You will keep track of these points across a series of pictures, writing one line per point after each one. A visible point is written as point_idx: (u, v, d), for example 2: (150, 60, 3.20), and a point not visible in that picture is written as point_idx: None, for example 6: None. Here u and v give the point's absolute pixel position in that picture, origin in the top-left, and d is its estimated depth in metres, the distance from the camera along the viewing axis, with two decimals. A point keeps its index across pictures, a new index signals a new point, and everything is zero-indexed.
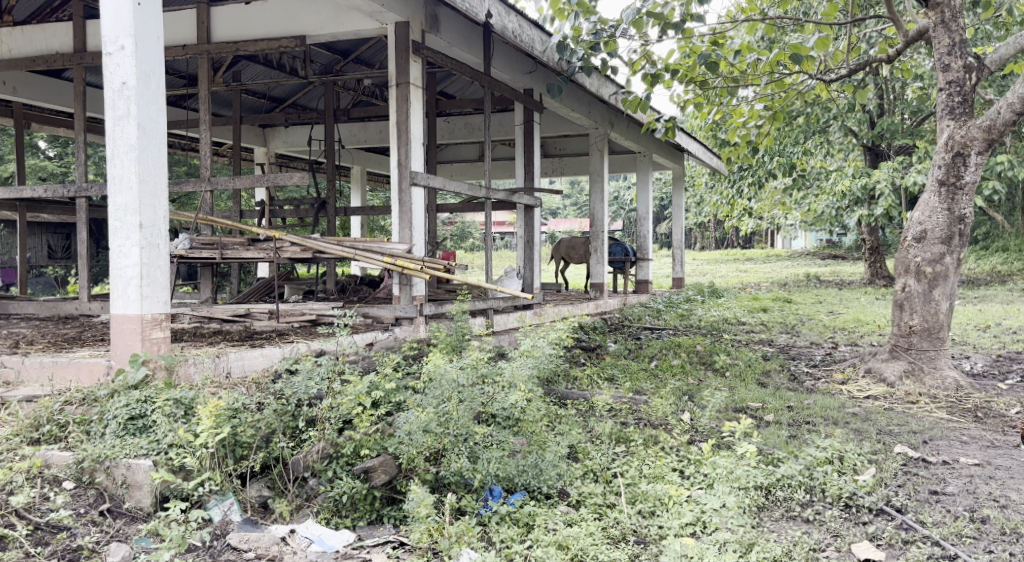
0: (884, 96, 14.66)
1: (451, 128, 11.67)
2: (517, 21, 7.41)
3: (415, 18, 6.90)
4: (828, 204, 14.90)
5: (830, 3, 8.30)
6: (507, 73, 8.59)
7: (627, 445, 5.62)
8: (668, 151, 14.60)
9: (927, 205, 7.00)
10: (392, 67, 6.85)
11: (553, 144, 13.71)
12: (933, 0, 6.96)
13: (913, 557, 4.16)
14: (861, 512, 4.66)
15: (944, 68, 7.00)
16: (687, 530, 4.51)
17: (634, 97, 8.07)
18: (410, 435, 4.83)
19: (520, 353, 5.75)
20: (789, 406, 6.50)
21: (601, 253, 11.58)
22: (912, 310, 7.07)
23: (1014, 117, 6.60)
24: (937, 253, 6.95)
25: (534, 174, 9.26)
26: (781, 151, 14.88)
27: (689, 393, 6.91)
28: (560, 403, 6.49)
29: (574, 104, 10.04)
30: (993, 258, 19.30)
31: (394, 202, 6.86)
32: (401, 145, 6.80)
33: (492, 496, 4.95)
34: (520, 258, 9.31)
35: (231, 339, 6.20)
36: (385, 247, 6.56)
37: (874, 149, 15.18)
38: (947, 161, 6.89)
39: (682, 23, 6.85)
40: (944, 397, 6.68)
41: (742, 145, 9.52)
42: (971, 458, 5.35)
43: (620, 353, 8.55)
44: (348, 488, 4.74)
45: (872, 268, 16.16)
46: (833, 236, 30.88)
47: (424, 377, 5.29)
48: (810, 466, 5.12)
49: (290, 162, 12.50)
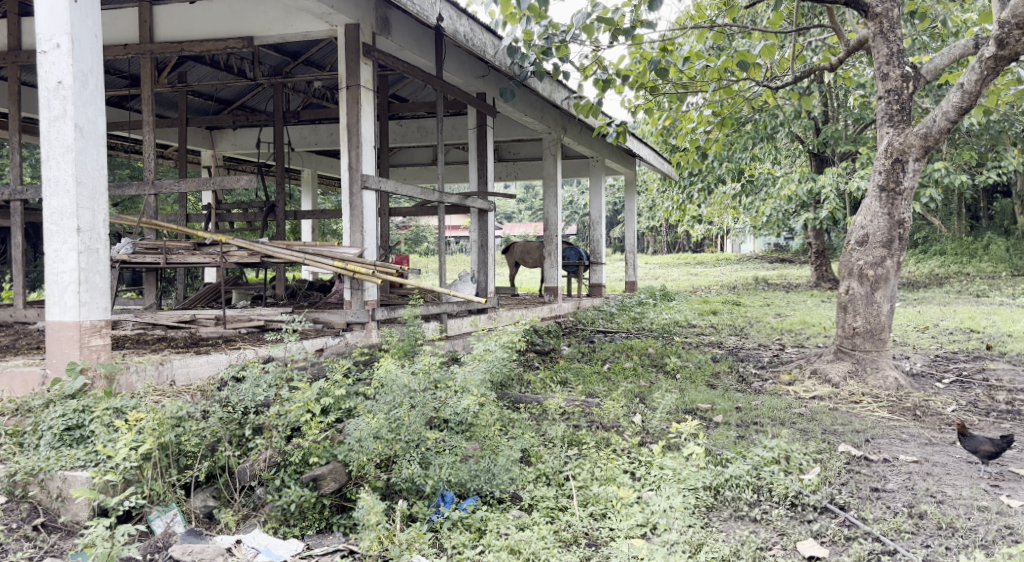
0: (828, 103, 15.01)
1: (404, 131, 11.61)
2: (469, 24, 7.41)
3: (366, 20, 6.85)
4: (775, 208, 15.17)
5: (776, 11, 8.48)
6: (460, 77, 8.59)
7: (579, 448, 5.65)
8: (620, 156, 14.72)
9: (869, 210, 7.17)
10: (342, 69, 6.79)
11: (506, 149, 13.73)
12: (872, 11, 7.15)
13: (855, 553, 4.25)
14: (806, 511, 4.75)
15: (882, 77, 7.19)
16: (638, 532, 4.55)
17: (586, 102, 8.14)
18: (360, 442, 4.77)
19: (473, 357, 5.71)
20: (737, 407, 6.60)
21: (555, 257, 11.62)
22: (855, 312, 7.24)
23: (949, 126, 6.82)
24: (878, 257, 7.13)
25: (486, 179, 9.25)
26: (730, 157, 15.09)
27: (640, 395, 6.98)
28: (513, 407, 6.49)
29: (527, 109, 10.09)
30: (932, 260, 19.88)
31: (345, 205, 6.80)
32: (351, 148, 6.75)
33: (444, 502, 4.93)
34: (474, 262, 9.29)
35: (176, 346, 6.05)
36: (335, 251, 6.49)
37: (820, 155, 15.53)
38: (887, 167, 7.07)
39: (632, 29, 6.92)
40: (885, 397, 6.85)
41: (691, 151, 9.66)
42: (910, 455, 5.49)
43: (574, 356, 8.59)
44: (297, 497, 4.64)
45: (817, 271, 16.52)
46: (781, 239, 31.53)
47: (375, 384, 5.25)
48: (757, 466, 5.20)
49: (239, 165, 12.31)
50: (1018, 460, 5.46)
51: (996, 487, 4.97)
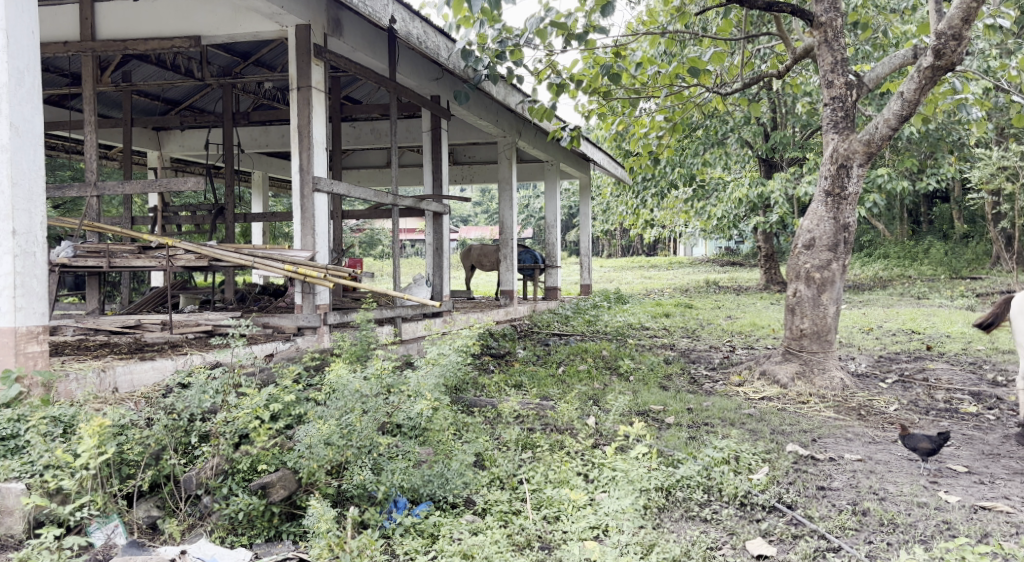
0: (776, 110, 15.28)
1: (357, 133, 11.50)
2: (421, 27, 7.37)
3: (317, 21, 6.79)
4: (726, 211, 15.38)
5: (725, 19, 8.61)
6: (413, 79, 8.55)
7: (533, 451, 5.66)
8: (575, 160, 14.78)
9: (815, 214, 7.32)
10: (293, 70, 6.72)
11: (461, 152, 13.71)
12: (817, 21, 7.31)
13: (802, 551, 4.32)
14: (755, 510, 4.82)
15: (827, 85, 7.35)
16: (588, 534, 4.56)
17: (540, 107, 8.18)
18: (311, 449, 4.72)
19: (426, 361, 5.66)
20: (689, 408, 6.68)
21: (511, 261, 11.64)
22: (803, 314, 7.36)
23: (891, 132, 6.98)
24: (824, 260, 7.28)
25: (441, 182, 9.21)
26: (682, 163, 15.56)
27: (593, 397, 7.02)
28: (467, 411, 6.47)
29: (482, 112, 10.08)
30: (875, 264, 20.33)
31: (295, 208, 6.72)
32: (302, 150, 6.68)
33: (396, 508, 4.90)
34: (428, 265, 9.23)
35: (119, 352, 5.90)
36: (286, 254, 6.41)
37: (768, 161, 15.78)
38: (832, 172, 7.23)
39: (585, 34, 6.96)
40: (831, 397, 7.00)
41: (644, 155, 9.77)
42: (854, 454, 5.62)
43: (528, 359, 8.59)
44: (245, 505, 4.60)
45: (766, 274, 16.80)
46: (732, 243, 32.00)
47: (326, 389, 5.18)
48: (707, 466, 5.27)
49: (187, 166, 12.09)
50: (956, 457, 5.62)
51: (934, 483, 5.11)
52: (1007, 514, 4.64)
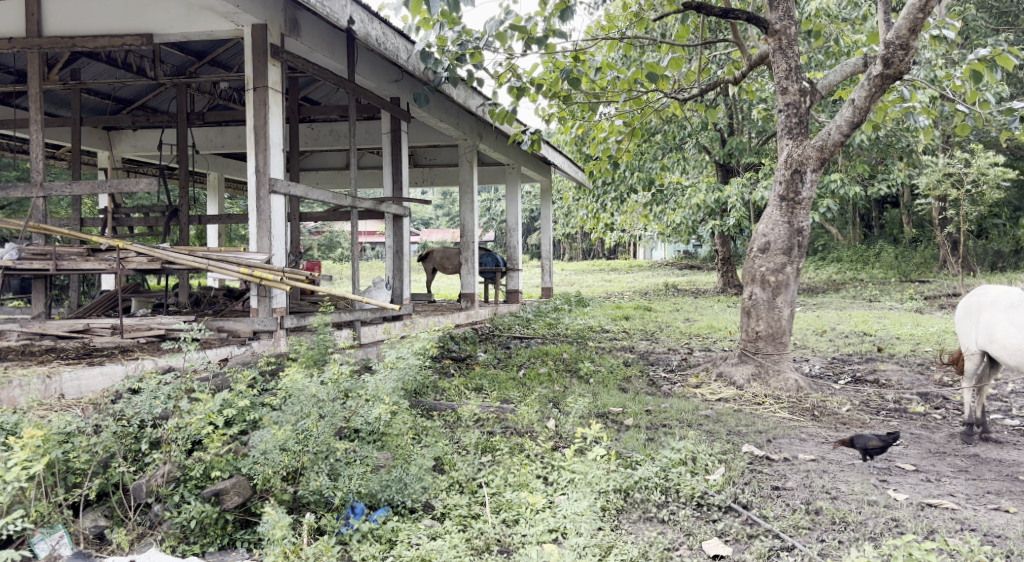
0: (733, 116, 15.48)
1: (316, 135, 11.39)
2: (381, 28, 7.33)
3: (274, 20, 6.71)
4: (684, 216, 15.55)
5: (682, 25, 8.72)
6: (372, 80, 8.49)
7: (493, 454, 5.64)
8: (536, 164, 14.81)
9: (770, 218, 7.43)
10: (249, 70, 6.63)
11: (422, 154, 13.66)
12: (771, 28, 7.43)
13: (757, 551, 4.38)
14: (711, 510, 4.86)
15: (782, 91, 7.46)
16: (546, 537, 4.56)
17: (500, 110, 8.19)
18: (265, 455, 4.68)
19: (385, 365, 5.61)
20: (648, 410, 6.72)
21: (472, 264, 11.58)
22: (758, 317, 7.46)
23: (843, 138, 7.13)
24: (779, 263, 7.39)
25: (401, 184, 9.16)
26: (640, 167, 15.74)
27: (553, 400, 7.03)
28: (426, 415, 6.43)
29: (442, 114, 10.05)
30: (829, 267, 20.73)
31: (251, 210, 6.63)
32: (258, 150, 6.60)
33: (353, 514, 4.84)
34: (389, 268, 9.15)
35: (66, 357, 5.75)
36: (241, 257, 6.30)
37: (725, 166, 15.99)
38: (787, 177, 7.34)
39: (545, 38, 6.99)
40: (786, 397, 7.10)
41: (604, 159, 9.84)
42: (808, 454, 5.70)
43: (489, 362, 8.57)
44: (197, 513, 4.52)
45: (724, 277, 17.01)
46: (690, 246, 32.38)
47: (281, 394, 5.11)
48: (665, 467, 5.30)
49: (139, 167, 11.86)
50: (904, 455, 5.74)
51: (884, 482, 5.21)
52: (952, 510, 4.75)
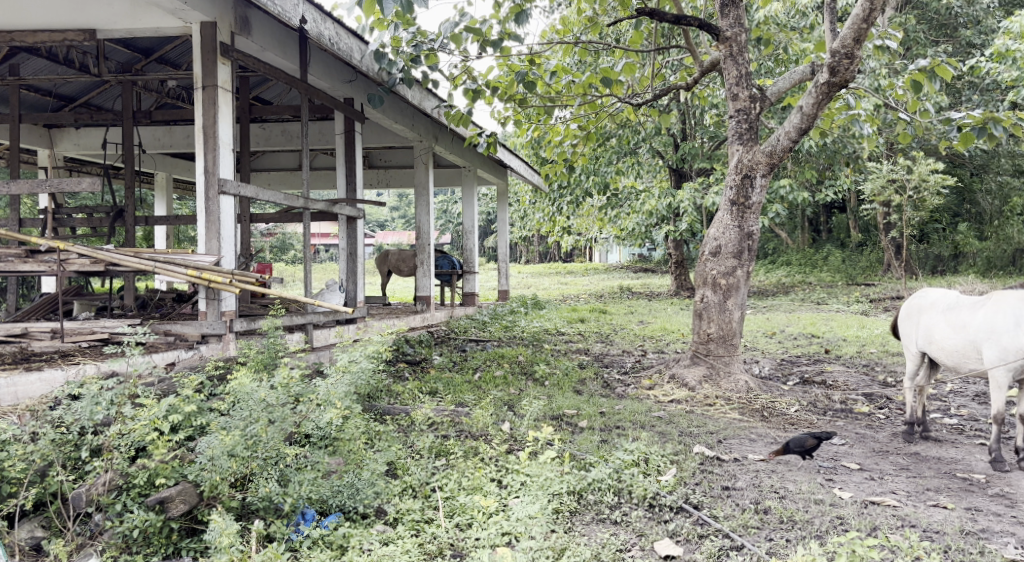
0: (686, 121, 15.65)
1: (267, 135, 11.22)
2: (334, 28, 7.24)
3: (223, 18, 6.58)
4: (638, 221, 15.68)
5: (636, 30, 8.78)
6: (326, 81, 8.39)
7: (446, 458, 5.60)
8: (492, 166, 14.78)
9: (721, 222, 7.52)
10: (198, 68, 6.50)
11: (376, 156, 13.55)
12: (723, 35, 7.52)
13: (707, 550, 4.42)
14: (663, 511, 4.89)
15: (732, 97, 7.57)
16: (497, 541, 4.55)
17: (456, 112, 8.17)
18: (213, 461, 4.59)
19: (337, 369, 5.52)
20: (602, 412, 6.75)
21: (428, 266, 11.50)
22: (710, 319, 7.54)
23: (791, 145, 7.24)
24: (730, 266, 7.48)
25: (355, 186, 9.06)
26: (596, 170, 15.89)
27: (508, 403, 7.02)
28: (379, 419, 6.36)
29: (397, 116, 9.98)
30: (779, 271, 21.10)
31: (199, 211, 6.50)
32: (207, 150, 6.48)
33: (304, 520, 4.78)
34: (342, 271, 9.05)
35: (3, 363, 5.58)
36: (189, 259, 6.15)
37: (678, 170, 16.19)
38: (737, 182, 7.45)
39: (500, 41, 6.99)
40: (737, 398, 7.20)
41: (559, 163, 9.88)
42: (758, 454, 5.78)
43: (444, 366, 8.53)
44: (141, 522, 4.39)
45: (677, 280, 17.21)
46: (645, 250, 32.67)
47: (229, 399, 5.01)
48: (618, 468, 5.33)
49: (83, 166, 11.57)
50: (849, 454, 5.85)
51: (829, 480, 5.31)
52: (894, 507, 4.86)
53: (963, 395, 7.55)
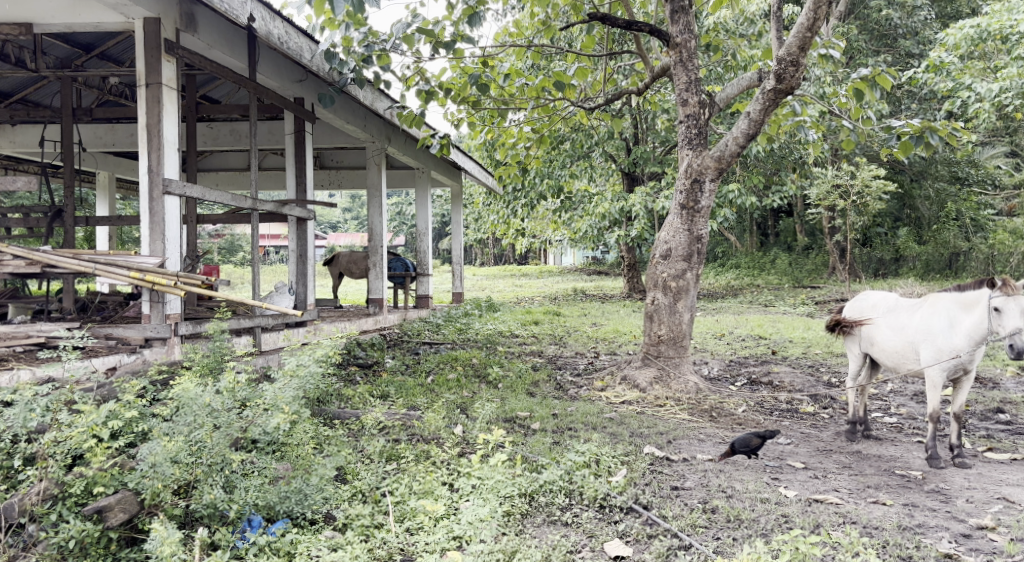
0: (638, 125, 15.79)
1: (214, 134, 11.00)
2: (283, 27, 7.13)
3: (168, 15, 6.43)
4: (591, 224, 15.78)
5: (588, 35, 8.82)
6: (275, 80, 8.25)
7: (397, 462, 5.54)
8: (446, 168, 14.69)
9: (671, 225, 7.59)
10: (141, 66, 6.33)
11: (327, 157, 13.36)
12: (673, 41, 7.61)
13: (656, 551, 4.44)
14: (613, 512, 4.90)
15: (682, 103, 7.64)
16: (445, 544, 4.51)
17: (408, 113, 8.11)
18: (155, 468, 4.47)
19: (283, 373, 5.42)
20: (554, 414, 6.75)
21: (380, 268, 11.38)
22: (660, 321, 7.61)
23: (739, 149, 7.29)
24: (680, 269, 7.55)
25: (305, 187, 8.93)
26: (550, 173, 15.92)
27: (461, 406, 6.98)
28: (328, 424, 6.26)
29: (349, 116, 9.87)
30: (728, 274, 21.43)
31: (143, 211, 6.34)
32: (151, 150, 6.32)
33: (250, 527, 4.67)
34: (292, 273, 8.90)
35: None
36: (132, 260, 5.97)
37: (631, 174, 16.33)
38: (687, 187, 7.52)
39: (453, 42, 6.95)
40: (686, 399, 7.27)
41: (513, 166, 9.88)
42: (706, 454, 5.85)
43: (396, 369, 8.45)
44: (78, 532, 4.23)
45: (630, 283, 17.35)
46: (598, 253, 32.87)
47: (172, 405, 4.89)
48: (569, 470, 5.33)
49: (20, 164, 11.23)
50: (794, 453, 5.95)
51: (775, 479, 5.38)
52: (837, 505, 4.94)
53: (903, 394, 7.72)
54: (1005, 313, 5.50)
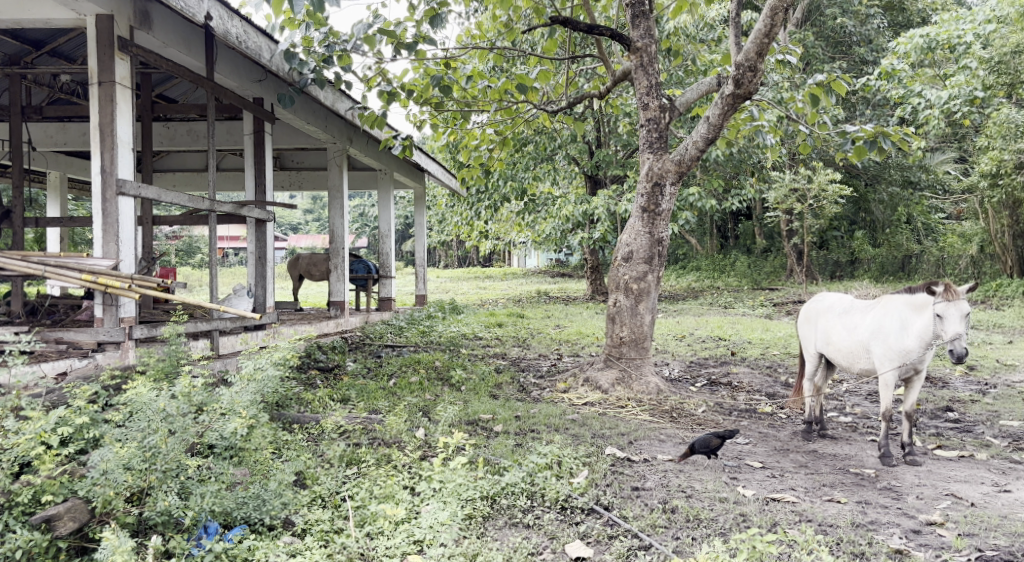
0: (600, 129, 15.87)
1: (171, 134, 10.81)
2: (241, 26, 7.02)
3: (121, 12, 6.28)
4: (554, 226, 15.81)
5: (551, 38, 8.83)
6: (233, 80, 8.12)
7: (358, 466, 5.49)
8: (409, 171, 14.61)
9: (633, 229, 7.62)
10: (93, 63, 6.19)
11: (287, 157, 13.20)
12: (634, 45, 7.63)
13: (617, 551, 4.44)
14: (574, 513, 4.90)
15: (643, 107, 7.69)
16: (405, 549, 4.47)
17: (370, 114, 8.05)
18: (107, 475, 4.36)
19: (241, 377, 5.33)
20: (516, 416, 6.74)
21: (342, 270, 11.27)
22: (622, 323, 7.64)
23: (699, 154, 7.40)
24: (641, 272, 7.59)
25: (265, 189, 8.80)
26: (513, 176, 15.84)
27: (423, 409, 6.94)
28: (287, 429, 6.17)
29: (309, 117, 9.76)
30: (689, 276, 21.65)
31: (96, 212, 6.20)
32: (104, 150, 6.18)
33: (206, 534, 4.58)
34: (250, 275, 8.77)
35: None
36: (84, 262, 5.82)
37: (594, 177, 16.40)
38: (648, 190, 7.55)
39: (414, 44, 6.91)
40: (647, 401, 7.32)
41: (475, 168, 9.84)
42: (666, 454, 5.88)
43: (358, 372, 8.37)
44: (24, 542, 4.10)
45: (593, 285, 17.44)
46: (562, 255, 32.98)
47: (125, 410, 4.78)
48: (531, 472, 5.33)
49: None
50: (752, 453, 6.01)
51: (733, 479, 5.42)
52: (793, 504, 5.00)
53: (857, 394, 7.85)
54: (951, 315, 5.54)
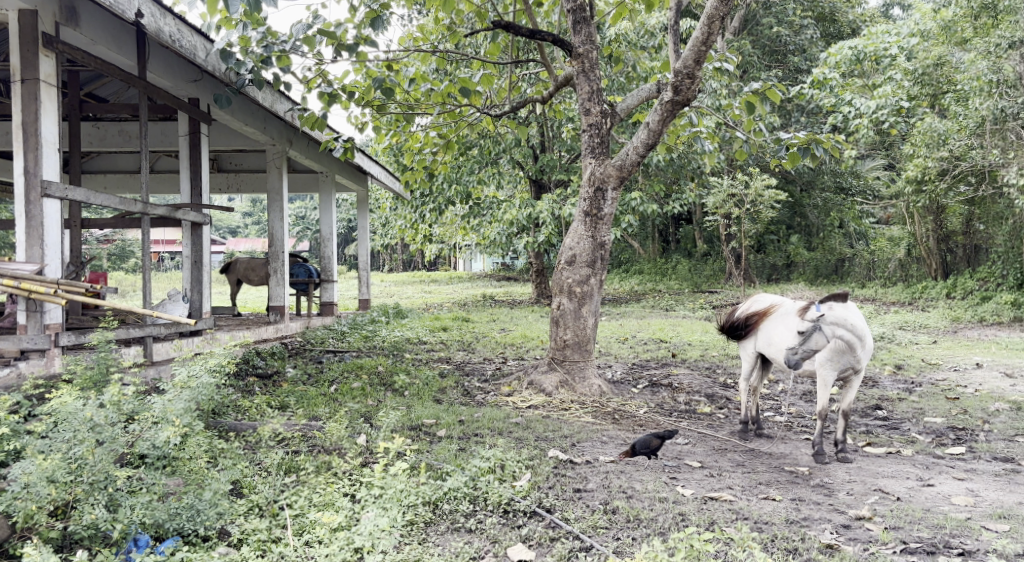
0: (544, 133, 15.91)
1: (102, 134, 10.48)
2: (175, 24, 6.82)
3: (46, 7, 6.06)
4: (498, 230, 15.79)
5: (494, 42, 8.82)
6: (167, 80, 7.89)
7: (296, 474, 5.37)
8: (351, 174, 14.41)
9: (575, 233, 7.65)
10: (16, 60, 5.96)
11: (225, 160, 12.91)
12: (575, 51, 7.67)
13: (558, 553, 4.44)
14: (517, 517, 4.88)
15: (586, 112, 7.72)
16: (343, 556, 4.36)
17: (310, 116, 7.91)
18: (28, 488, 4.18)
19: (174, 385, 5.16)
20: (460, 421, 6.69)
21: (281, 275, 11.04)
22: (566, 326, 7.64)
23: (639, 159, 7.47)
24: (584, 275, 7.61)
25: (201, 192, 8.56)
26: (457, 180, 15.80)
27: (365, 415, 6.83)
28: (223, 436, 6.00)
29: (247, 118, 9.55)
30: (632, 280, 21.88)
31: (19, 215, 5.96)
32: (28, 150, 5.95)
33: (136, 547, 4.42)
34: (186, 280, 8.53)
35: None
36: (6, 267, 5.56)
37: (538, 182, 16.46)
38: (590, 194, 7.59)
39: (355, 46, 6.81)
40: (590, 402, 7.34)
41: (419, 171, 9.75)
42: (608, 456, 5.89)
43: (298, 379, 8.19)
44: None
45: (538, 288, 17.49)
46: (507, 259, 33.03)
47: (48, 420, 4.58)
48: (474, 476, 5.28)
49: None
50: (692, 453, 6.07)
51: (673, 479, 5.46)
52: (730, 502, 5.06)
53: (793, 394, 7.99)
54: (813, 318, 5.93)
